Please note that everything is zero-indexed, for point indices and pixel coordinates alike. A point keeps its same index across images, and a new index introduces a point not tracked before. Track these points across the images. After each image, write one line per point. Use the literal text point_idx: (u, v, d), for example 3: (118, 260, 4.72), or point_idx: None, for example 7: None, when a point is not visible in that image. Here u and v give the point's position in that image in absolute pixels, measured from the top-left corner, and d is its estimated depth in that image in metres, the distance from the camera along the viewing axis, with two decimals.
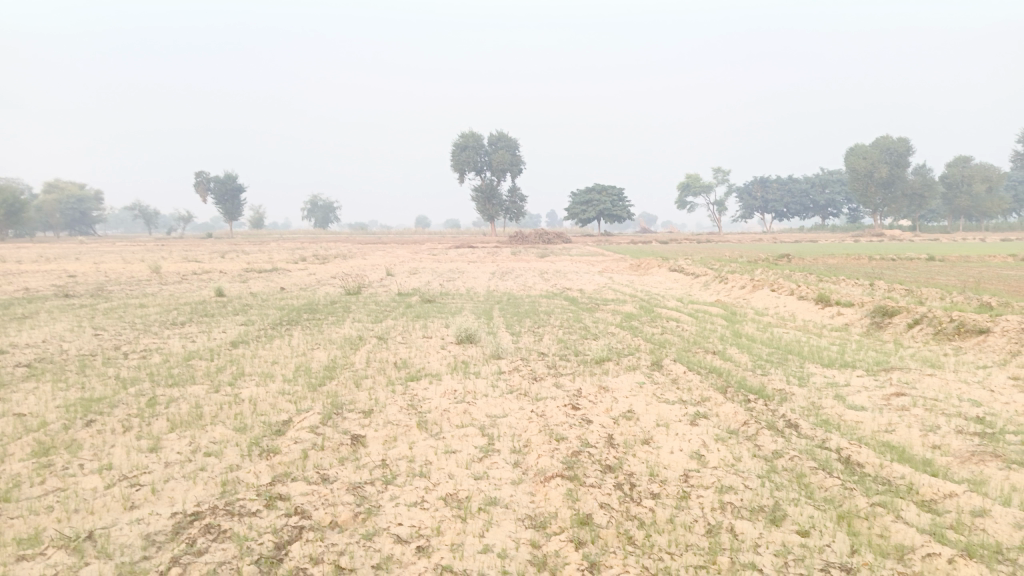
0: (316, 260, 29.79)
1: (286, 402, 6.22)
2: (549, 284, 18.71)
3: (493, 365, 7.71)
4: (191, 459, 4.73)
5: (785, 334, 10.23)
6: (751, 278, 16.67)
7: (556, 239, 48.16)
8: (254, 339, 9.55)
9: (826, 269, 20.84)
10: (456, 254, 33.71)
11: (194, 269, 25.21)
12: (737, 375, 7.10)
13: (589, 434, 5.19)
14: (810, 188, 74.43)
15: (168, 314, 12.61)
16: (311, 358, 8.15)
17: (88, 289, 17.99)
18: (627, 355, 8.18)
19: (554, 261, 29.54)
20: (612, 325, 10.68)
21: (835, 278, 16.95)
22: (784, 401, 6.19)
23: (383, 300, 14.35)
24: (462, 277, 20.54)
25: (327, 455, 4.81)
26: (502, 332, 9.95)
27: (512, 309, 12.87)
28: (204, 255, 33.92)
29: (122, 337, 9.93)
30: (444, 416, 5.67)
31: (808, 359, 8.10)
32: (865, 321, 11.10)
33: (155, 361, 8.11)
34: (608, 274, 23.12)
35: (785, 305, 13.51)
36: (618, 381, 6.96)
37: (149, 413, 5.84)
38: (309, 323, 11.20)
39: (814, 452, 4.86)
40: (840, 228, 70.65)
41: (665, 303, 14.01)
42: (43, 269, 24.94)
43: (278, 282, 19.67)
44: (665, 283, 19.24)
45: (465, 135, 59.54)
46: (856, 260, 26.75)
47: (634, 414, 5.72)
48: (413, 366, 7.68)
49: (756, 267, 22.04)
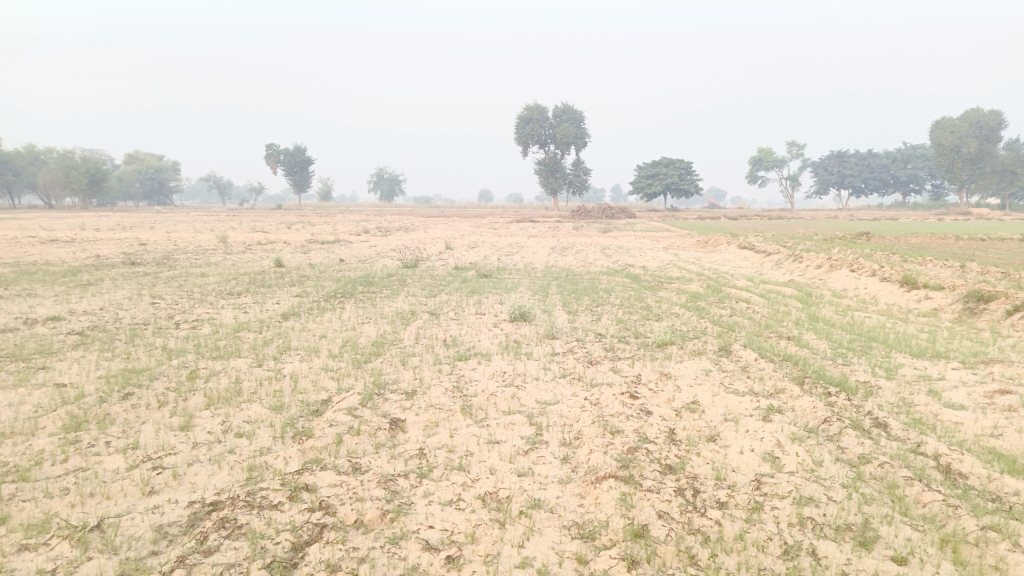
0: (379, 233, 29.78)
1: (328, 379, 5.93)
2: (611, 260, 18.07)
3: (547, 346, 7.26)
4: (219, 440, 4.47)
5: (867, 320, 9.42)
6: (829, 257, 15.67)
7: (620, 214, 47.13)
8: (305, 311, 9.38)
9: (910, 249, 19.55)
10: (517, 228, 33.22)
11: (260, 239, 25.55)
12: (815, 365, 6.47)
13: (648, 428, 4.70)
14: (890, 164, 70.66)
15: (226, 284, 12.60)
16: (358, 333, 7.87)
17: (156, 258, 18.29)
18: (692, 339, 7.61)
19: (618, 236, 28.74)
20: (676, 305, 10.08)
21: (921, 259, 15.76)
22: (869, 397, 5.54)
23: (439, 274, 14.09)
24: (521, 252, 20.07)
25: (362, 440, 4.47)
26: (559, 310, 9.48)
27: (572, 285, 12.39)
28: (271, 226, 34.34)
29: (177, 307, 9.89)
30: (491, 401, 5.26)
31: (894, 348, 7.34)
32: (957, 306, 10.15)
33: (204, 332, 7.98)
34: (675, 250, 22.29)
35: (866, 287, 12.58)
36: (681, 367, 6.42)
37: (187, 388, 5.63)
38: (363, 296, 10.96)
39: (908, 459, 4.24)
40: (922, 206, 66.95)
41: (734, 283, 13.26)
42: (115, 237, 25.68)
43: (338, 253, 19.68)
44: (735, 261, 18.37)
45: (531, 109, 58.64)
46: (942, 240, 25.01)
47: (699, 406, 5.19)
48: (463, 344, 7.30)
49: (833, 245, 20.85)
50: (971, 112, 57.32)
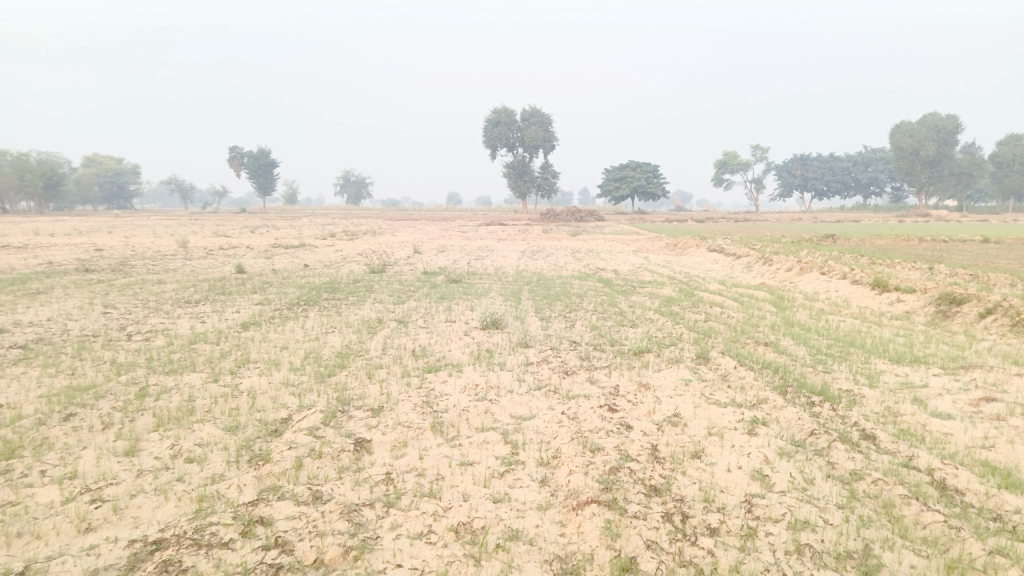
0: (346, 237, 29.26)
1: (288, 395, 5.58)
2: (582, 264, 17.87)
3: (520, 355, 6.98)
4: (168, 466, 4.11)
5: (841, 324, 9.32)
6: (799, 260, 15.66)
7: (589, 217, 47.14)
8: (267, 321, 8.98)
9: (876, 252, 19.69)
10: (486, 232, 32.95)
11: (222, 244, 24.87)
12: (796, 373, 6.29)
13: (630, 445, 4.46)
14: (851, 167, 71.87)
15: (184, 292, 12.10)
16: (322, 344, 7.51)
17: (112, 264, 17.65)
18: (669, 346, 7.39)
19: (588, 240, 28.62)
20: (650, 310, 9.89)
21: (889, 261, 15.83)
22: (853, 407, 5.36)
23: (408, 279, 13.74)
24: (491, 256, 19.77)
25: (325, 464, 4.15)
26: (532, 317, 9.21)
27: (543, 290, 12.14)
28: (234, 231, 33.57)
29: (130, 317, 9.42)
30: (463, 418, 4.97)
31: (873, 354, 7.21)
32: (929, 309, 10.11)
33: (158, 345, 7.55)
34: (645, 253, 22.22)
35: (837, 290, 12.54)
36: (660, 376, 6.18)
37: (135, 407, 5.24)
38: (327, 303, 10.57)
39: (901, 474, 4.06)
40: (883, 207, 68.15)
41: (706, 286, 13.14)
42: (71, 243, 24.82)
43: (303, 258, 19.17)
44: (705, 264, 18.31)
45: (498, 111, 58.36)
46: (907, 241, 25.34)
47: (681, 419, 4.97)
48: (433, 355, 6.98)
49: (800, 247, 20.92)
50: (929, 116, 58.56)
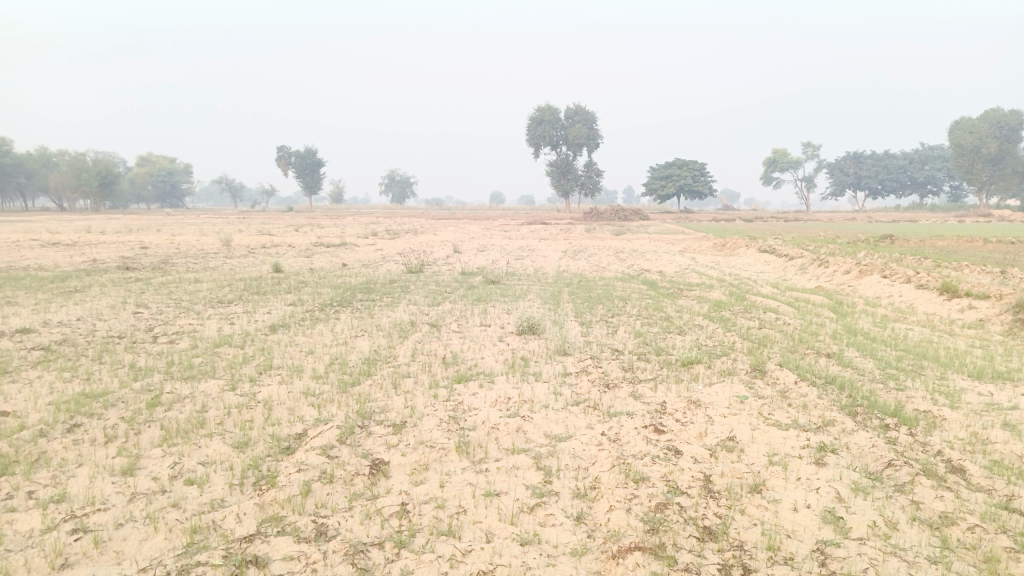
0: (386, 236, 29.06)
1: (306, 406, 5.19)
2: (626, 264, 17.28)
3: (558, 364, 6.48)
4: (164, 490, 3.73)
5: (909, 333, 8.59)
6: (857, 261, 14.81)
7: (634, 217, 46.33)
8: (296, 323, 8.65)
9: (938, 253, 18.65)
10: (528, 231, 32.46)
11: (264, 243, 24.88)
12: (864, 390, 5.66)
13: (680, 475, 3.93)
14: (907, 165, 69.28)
15: (218, 291, 11.91)
16: (350, 349, 7.12)
17: (154, 262, 17.71)
18: (720, 357, 6.80)
19: (632, 239, 27.91)
20: (699, 316, 9.28)
21: (956, 264, 14.85)
22: (934, 433, 4.72)
23: (445, 280, 13.36)
24: (532, 256, 19.31)
25: (336, 491, 3.73)
26: (572, 322, 8.70)
27: (585, 292, 11.60)
28: (278, 229, 33.69)
29: (160, 318, 9.20)
30: (492, 438, 4.50)
31: (949, 368, 6.51)
32: (1006, 317, 9.29)
33: (181, 348, 7.26)
34: (691, 253, 21.48)
35: (901, 294, 11.73)
36: (711, 392, 5.61)
37: (143, 418, 4.90)
38: (360, 305, 10.21)
39: (1002, 519, 3.43)
40: (941, 207, 65.56)
41: (758, 290, 12.44)
42: (118, 241, 25.09)
43: (342, 257, 18.96)
44: (756, 266, 17.51)
45: (542, 109, 57.83)
46: (971, 242, 24.04)
47: (737, 444, 4.41)
48: (464, 363, 6.53)
49: (858, 248, 19.90)
50: (992, 112, 56.05)
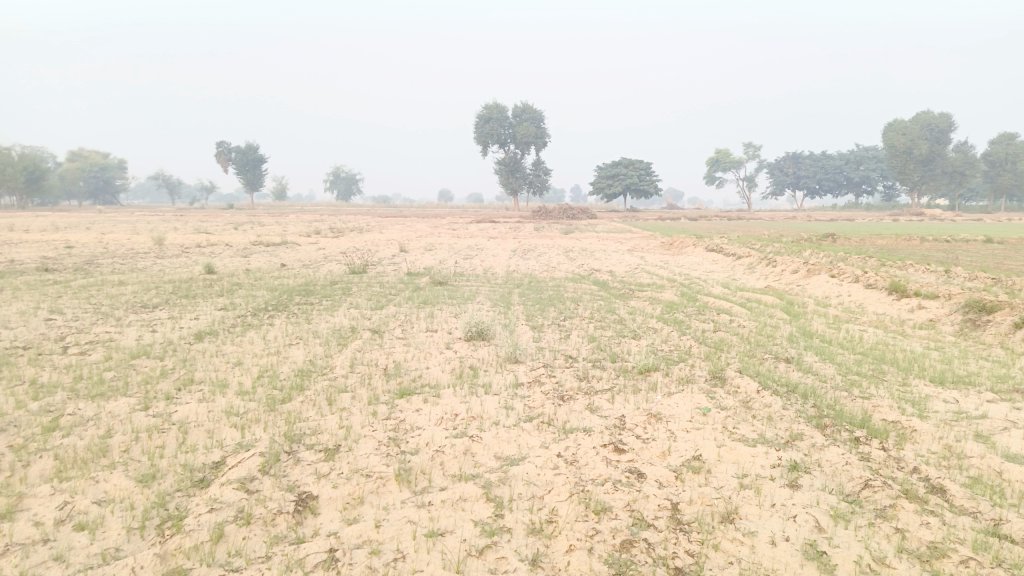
0: (330, 234, 28.19)
1: (228, 429, 4.63)
2: (575, 264, 16.96)
3: (509, 374, 6.04)
4: (47, 538, 3.15)
5: (863, 334, 8.45)
6: (805, 261, 14.79)
7: (581, 216, 46.26)
8: (226, 330, 8.00)
9: (881, 252, 18.85)
10: (476, 229, 31.99)
11: (199, 242, 23.80)
12: (830, 399, 5.39)
13: (645, 504, 3.54)
14: (844, 165, 71.16)
15: (142, 294, 11.10)
16: (282, 359, 6.55)
17: (77, 262, 16.60)
18: (678, 363, 6.47)
19: (581, 238, 27.72)
20: (652, 318, 8.98)
21: (899, 263, 15.01)
22: (906, 447, 4.45)
23: (389, 281, 12.79)
24: (480, 255, 18.85)
25: (255, 535, 3.21)
26: (522, 326, 8.27)
27: (536, 294, 11.21)
28: (216, 226, 32.40)
29: (74, 325, 8.42)
30: (436, 464, 4.04)
31: (910, 373, 6.32)
32: (956, 318, 9.26)
33: (92, 360, 6.55)
34: (640, 252, 21.35)
35: (850, 294, 11.69)
36: (673, 403, 5.25)
37: (34, 446, 4.26)
38: (298, 309, 9.59)
39: (995, 548, 3.13)
40: (876, 206, 67.58)
41: (710, 290, 12.25)
42: (42, 240, 23.66)
43: (282, 257, 18.16)
44: (705, 265, 17.43)
45: (489, 107, 57.35)
46: (908, 241, 24.61)
47: (704, 463, 4.06)
48: (407, 374, 6.04)
49: (803, 246, 20.11)
50: (922, 114, 58.00)
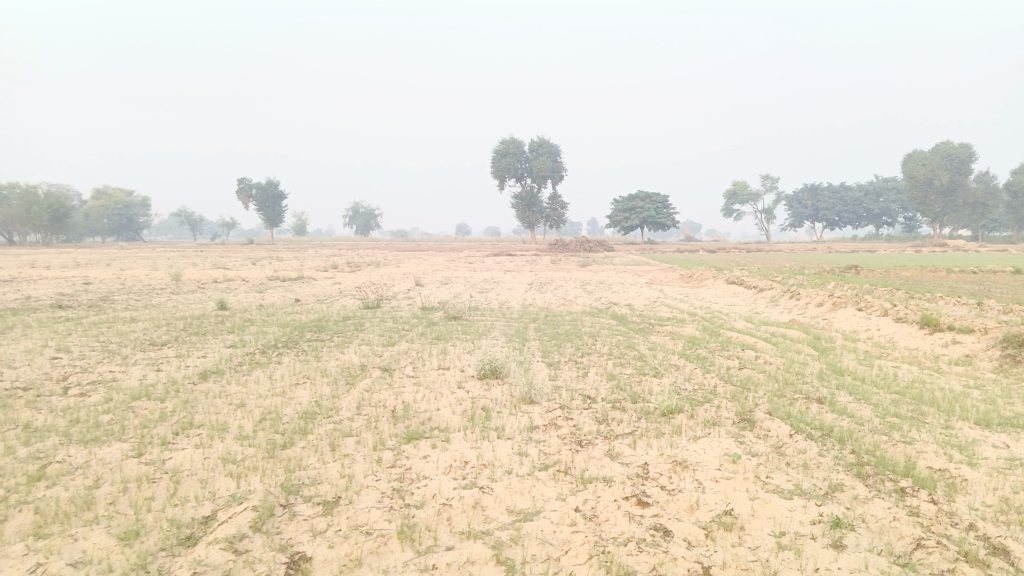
0: (347, 269, 28.11)
1: (223, 479, 4.34)
2: (593, 298, 16.63)
3: (523, 417, 5.71)
4: None
5: (897, 371, 8.04)
6: (829, 293, 14.38)
7: (599, 249, 46.04)
8: (232, 369, 7.75)
9: (908, 284, 18.35)
10: (492, 263, 31.82)
11: (216, 277, 23.80)
12: (869, 444, 5.01)
13: (673, 568, 3.18)
14: (863, 197, 70.52)
15: (153, 332, 10.92)
16: (287, 401, 6.27)
17: (92, 299, 16.54)
18: (704, 404, 6.11)
19: (599, 271, 27.40)
20: (674, 354, 8.63)
21: (928, 295, 14.54)
22: (958, 499, 4.06)
23: (403, 316, 12.54)
24: (496, 290, 18.60)
25: None
26: (538, 363, 7.96)
27: (552, 329, 10.91)
28: (234, 262, 32.50)
29: (79, 364, 8.21)
30: (443, 519, 3.72)
31: (953, 414, 5.91)
32: (994, 353, 8.81)
33: (91, 402, 6.31)
34: (659, 285, 21.00)
35: (879, 328, 11.26)
36: (699, 449, 4.89)
37: (15, 498, 3.99)
38: (308, 346, 9.33)
39: None
40: (898, 237, 66.76)
41: (733, 324, 11.87)
42: (61, 276, 23.78)
43: (296, 292, 18.01)
44: (726, 298, 17.03)
45: (506, 142, 57.66)
46: (933, 273, 24.10)
47: (736, 520, 3.70)
48: (416, 416, 5.74)
49: (826, 279, 19.67)
50: (942, 145, 57.55)
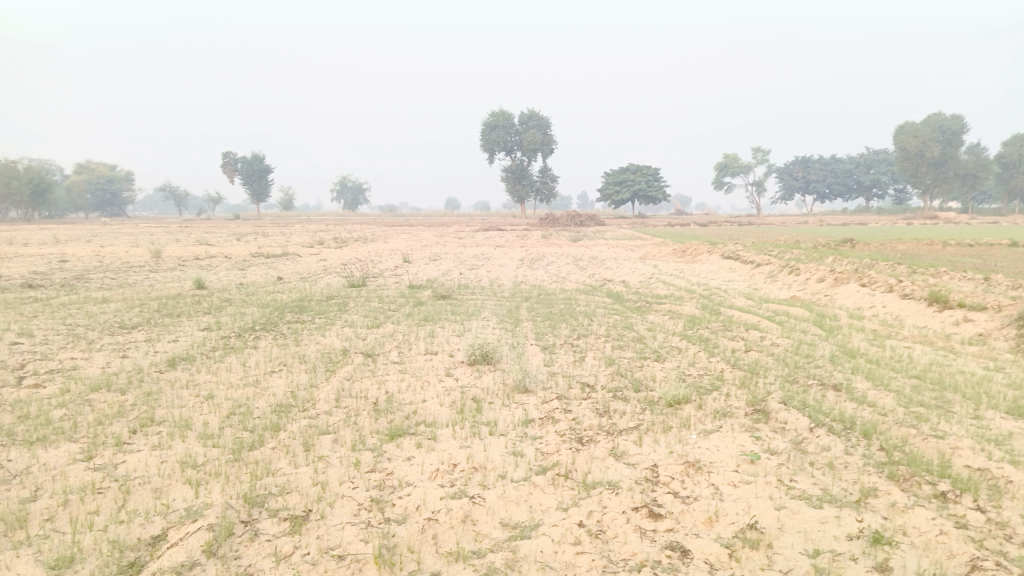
0: (333, 245, 27.44)
1: (180, 489, 3.82)
2: (587, 274, 16.14)
3: (518, 409, 5.22)
4: None
5: (912, 353, 7.59)
6: (830, 268, 13.93)
7: (590, 222, 45.46)
8: (204, 356, 7.20)
9: (907, 257, 17.92)
10: (482, 237, 31.21)
11: (198, 254, 23.11)
12: (899, 439, 4.54)
13: None
14: (854, 169, 70.08)
15: (124, 313, 10.32)
16: (260, 392, 5.76)
17: (66, 278, 15.86)
18: (713, 393, 5.64)
19: (591, 246, 26.88)
20: (675, 336, 8.16)
21: (931, 270, 14.13)
22: (1007, 505, 3.61)
23: (389, 296, 12.00)
24: (486, 265, 18.06)
25: None
26: (532, 347, 7.47)
27: (546, 308, 10.42)
28: (217, 238, 31.68)
29: (39, 351, 7.64)
30: (428, 539, 3.23)
31: (981, 402, 5.48)
32: (1009, 331, 8.39)
33: (46, 394, 5.76)
34: (653, 260, 20.55)
35: (885, 305, 10.83)
36: (712, 447, 4.42)
37: None
38: (288, 329, 8.80)
39: None
40: (888, 209, 66.45)
41: (733, 302, 11.41)
42: (38, 253, 22.99)
43: (280, 269, 17.39)
44: (722, 274, 16.57)
45: (496, 114, 56.72)
46: (930, 245, 23.73)
47: (763, 536, 3.24)
48: (400, 409, 5.24)
49: (823, 253, 19.19)
50: (934, 117, 57.13)
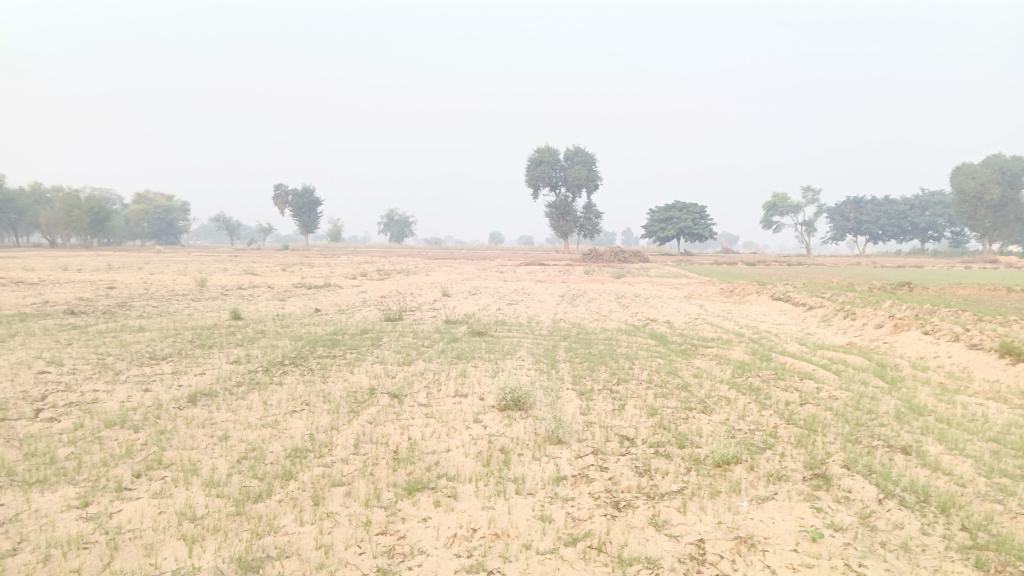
0: (376, 278, 27.40)
1: (172, 546, 3.47)
2: (630, 313, 15.61)
3: (549, 464, 4.77)
4: None
5: (987, 411, 6.90)
6: (888, 314, 13.17)
7: (634, 259, 44.85)
8: (226, 391, 6.92)
9: (970, 304, 16.94)
10: (523, 272, 30.87)
11: (243, 284, 23.22)
12: (984, 518, 3.95)
13: None
14: (909, 211, 68.14)
15: (157, 344, 10.17)
16: (277, 434, 5.43)
17: (109, 305, 15.97)
18: (766, 453, 5.11)
19: (634, 283, 26.30)
20: (723, 384, 7.60)
21: (999, 318, 13.26)
22: None
23: (425, 331, 11.67)
24: (527, 302, 17.67)
25: None
26: (568, 392, 7.01)
27: (585, 349, 9.94)
28: (263, 267, 32.01)
29: (63, 381, 7.45)
30: None
31: None
32: None
33: (58, 430, 5.52)
34: (699, 300, 19.89)
35: (951, 355, 10.07)
36: (767, 519, 3.89)
37: None
38: (317, 364, 8.50)
39: None
40: (945, 252, 64.24)
41: (785, 347, 10.77)
42: (89, 279, 23.40)
43: (319, 301, 17.26)
44: (772, 316, 15.86)
45: (542, 151, 56.90)
46: (994, 290, 22.56)
47: None
48: (422, 459, 4.84)
49: (879, 297, 18.30)
50: (993, 158, 55.34)
